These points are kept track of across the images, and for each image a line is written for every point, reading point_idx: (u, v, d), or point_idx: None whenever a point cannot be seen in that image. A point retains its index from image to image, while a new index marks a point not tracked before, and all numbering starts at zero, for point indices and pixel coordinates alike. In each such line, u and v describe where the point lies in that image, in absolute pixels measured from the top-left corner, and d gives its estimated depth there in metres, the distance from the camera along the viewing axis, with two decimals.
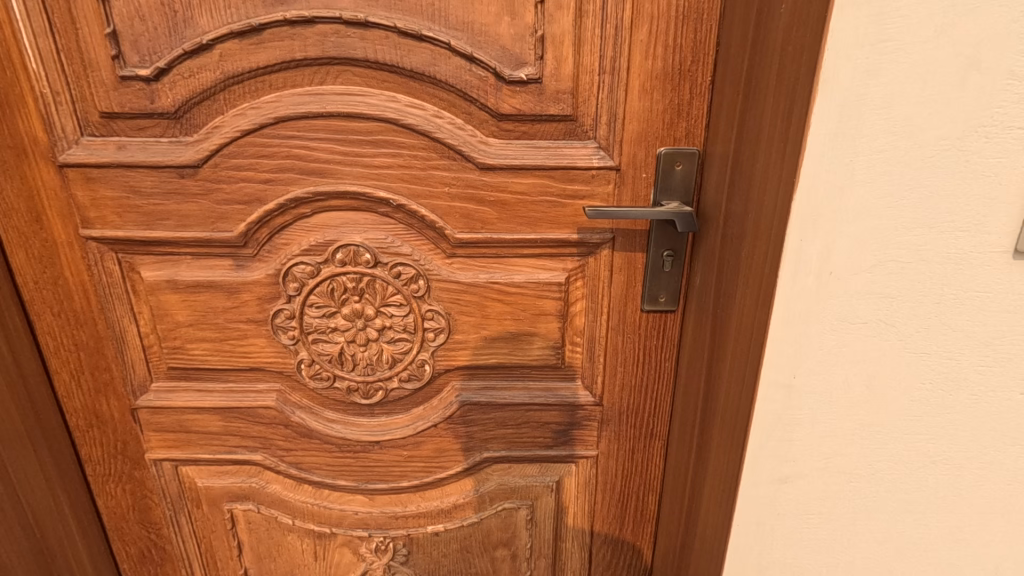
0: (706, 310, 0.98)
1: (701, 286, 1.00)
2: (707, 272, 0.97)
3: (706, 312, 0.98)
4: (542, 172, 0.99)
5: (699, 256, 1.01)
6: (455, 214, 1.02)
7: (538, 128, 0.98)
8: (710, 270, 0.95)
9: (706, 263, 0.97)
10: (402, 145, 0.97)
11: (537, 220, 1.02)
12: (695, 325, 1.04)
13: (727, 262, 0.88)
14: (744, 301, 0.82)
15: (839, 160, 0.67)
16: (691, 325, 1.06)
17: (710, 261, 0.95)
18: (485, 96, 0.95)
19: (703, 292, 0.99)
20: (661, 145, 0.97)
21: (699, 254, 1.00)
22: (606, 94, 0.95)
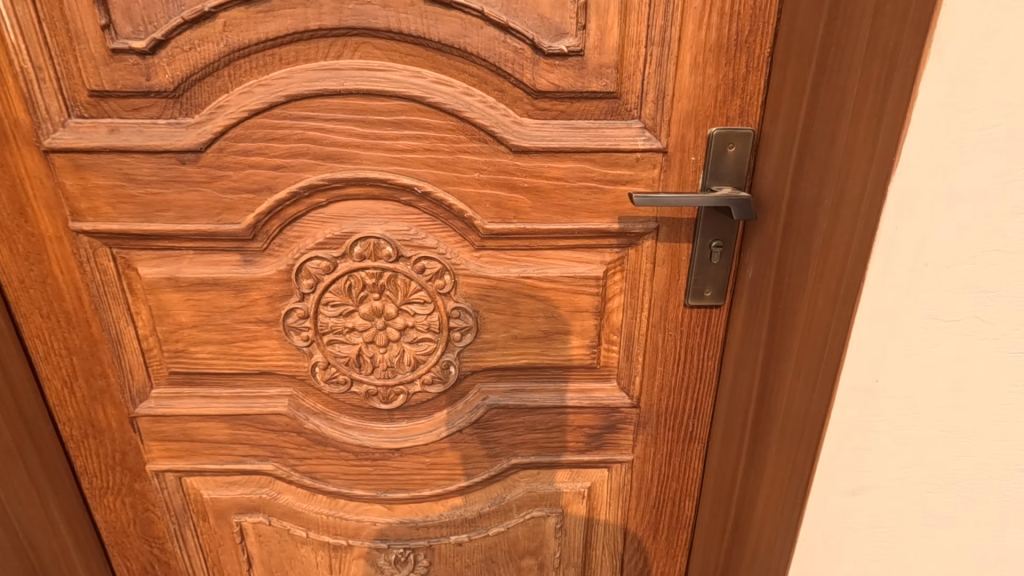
0: (761, 305, 0.90)
1: (754, 279, 0.92)
2: (762, 264, 0.89)
3: (761, 308, 0.90)
4: (582, 156, 0.90)
5: (751, 246, 0.93)
6: (485, 202, 0.93)
7: (577, 107, 0.89)
8: (767, 262, 0.88)
9: (760, 254, 0.90)
10: (428, 126, 0.88)
11: (575, 208, 0.94)
12: (745, 321, 0.96)
13: (792, 254, 0.80)
14: (816, 297, 0.74)
15: (943, 136, 0.59)
16: (740, 321, 0.99)
17: (767, 253, 0.87)
18: (520, 70, 0.86)
19: (756, 286, 0.91)
20: (712, 125, 0.89)
21: (752, 245, 0.92)
22: (654, 68, 0.86)
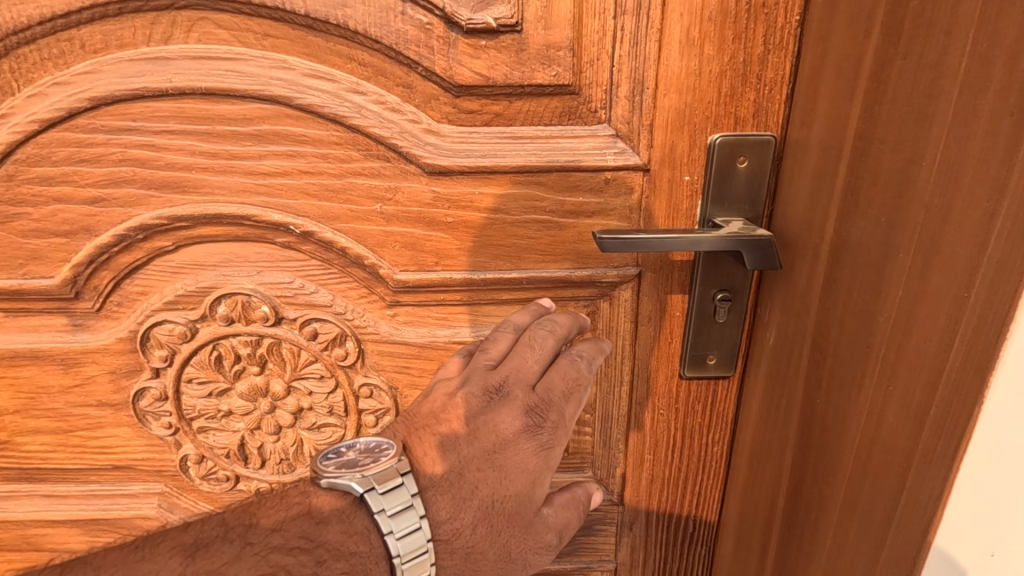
0: (784, 392, 0.62)
1: (775, 351, 0.64)
2: (788, 333, 0.61)
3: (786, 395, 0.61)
4: (527, 177, 0.63)
5: (769, 303, 0.64)
6: (394, 244, 0.66)
7: (518, 108, 0.62)
8: (795, 331, 0.59)
9: (782, 318, 0.62)
10: (303, 139, 0.61)
11: (520, 250, 0.67)
12: (762, 406, 0.68)
13: (835, 329, 0.51)
14: (884, 408, 0.46)
15: None
16: (754, 402, 0.71)
17: (795, 317, 0.59)
18: (430, 55, 0.58)
19: (777, 364, 0.63)
20: (714, 131, 0.61)
21: (772, 301, 0.64)
22: (625, 50, 0.59)
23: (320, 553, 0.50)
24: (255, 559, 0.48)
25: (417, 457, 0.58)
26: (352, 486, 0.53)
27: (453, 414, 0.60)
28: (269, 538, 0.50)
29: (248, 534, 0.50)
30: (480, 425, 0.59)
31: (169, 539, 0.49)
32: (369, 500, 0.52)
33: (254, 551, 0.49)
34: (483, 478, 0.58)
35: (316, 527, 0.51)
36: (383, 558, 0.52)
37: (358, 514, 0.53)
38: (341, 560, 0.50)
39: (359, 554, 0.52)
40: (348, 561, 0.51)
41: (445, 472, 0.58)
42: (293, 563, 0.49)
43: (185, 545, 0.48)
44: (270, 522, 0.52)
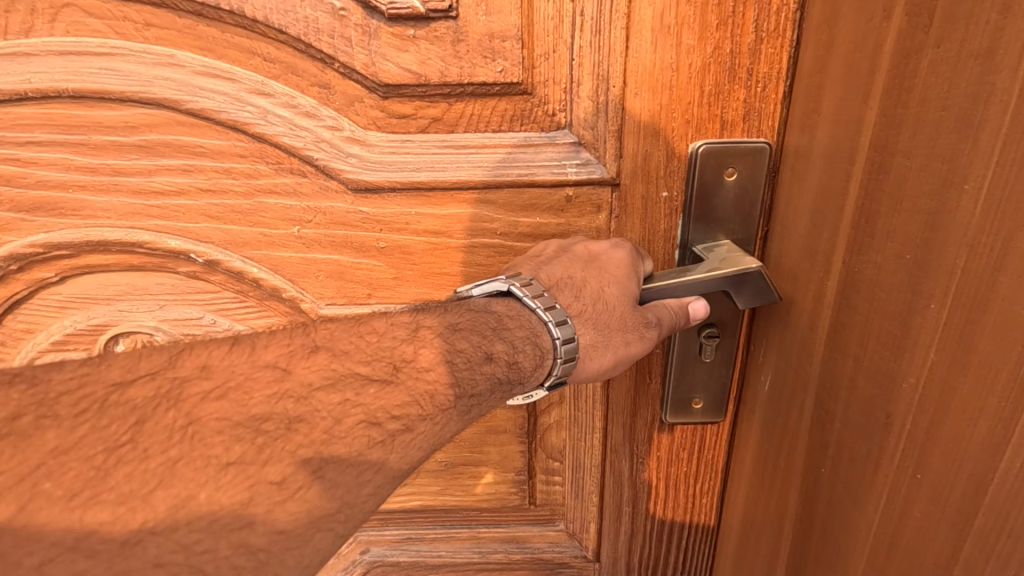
0: (780, 452, 0.51)
1: (771, 400, 0.53)
2: (786, 381, 0.50)
3: (782, 455, 0.51)
4: (473, 195, 0.53)
5: (766, 341, 0.54)
6: (318, 274, 0.55)
7: (459, 111, 0.51)
8: (793, 379, 0.48)
9: (779, 362, 0.51)
10: (199, 151, 0.51)
11: (469, 280, 0.56)
12: (755, 459, 0.57)
13: (845, 387, 0.41)
14: (911, 501, 0.35)
15: None
16: (746, 455, 0.60)
17: (794, 363, 0.48)
18: (347, 47, 0.48)
19: (774, 416, 0.52)
20: (696, 137, 0.51)
21: (769, 339, 0.53)
22: (587, 39, 0.48)
23: (492, 335, 0.46)
24: (443, 343, 0.45)
25: (534, 265, 0.50)
26: (493, 288, 0.49)
27: (547, 248, 0.52)
28: (448, 323, 0.46)
29: (422, 318, 0.46)
30: (578, 248, 0.51)
31: (385, 316, 0.46)
32: (520, 289, 0.48)
33: (444, 337, 0.45)
34: (602, 265, 0.49)
35: (484, 305, 0.49)
36: (545, 354, 0.48)
37: (501, 302, 0.49)
38: (509, 352, 0.47)
39: (521, 318, 0.48)
40: (510, 364, 0.47)
41: (562, 275, 0.49)
42: (467, 354, 0.45)
43: (403, 325, 0.46)
44: (448, 313, 0.47)
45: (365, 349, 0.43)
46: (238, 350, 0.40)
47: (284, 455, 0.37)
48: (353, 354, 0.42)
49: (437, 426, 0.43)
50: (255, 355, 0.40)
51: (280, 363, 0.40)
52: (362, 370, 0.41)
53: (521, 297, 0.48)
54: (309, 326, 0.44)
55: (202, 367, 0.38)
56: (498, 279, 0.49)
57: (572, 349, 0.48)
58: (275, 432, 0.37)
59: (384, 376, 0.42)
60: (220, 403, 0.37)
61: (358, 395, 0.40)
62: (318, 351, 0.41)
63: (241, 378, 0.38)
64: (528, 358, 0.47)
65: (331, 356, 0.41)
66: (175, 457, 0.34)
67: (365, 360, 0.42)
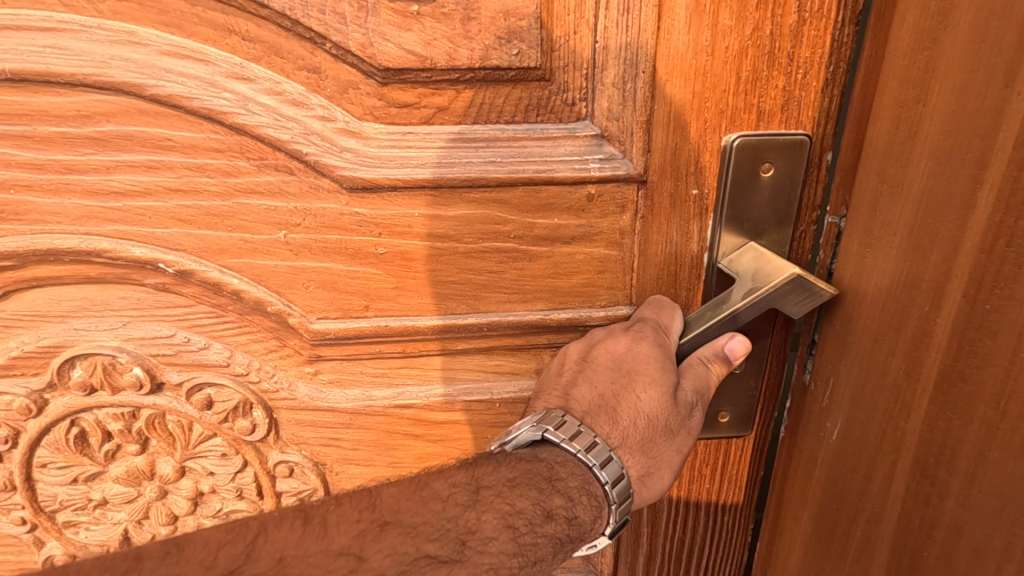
0: (862, 508, 0.45)
1: (841, 448, 0.47)
2: (868, 425, 0.44)
3: (866, 511, 0.44)
4: (485, 194, 0.47)
5: (833, 378, 0.47)
6: (307, 285, 0.49)
7: (468, 100, 0.45)
8: (876, 432, 0.43)
9: (856, 406, 0.45)
10: (167, 144, 0.44)
11: (479, 288, 0.51)
12: (815, 519, 0.50)
13: (987, 433, 0.35)
14: None
15: None
16: (793, 508, 0.54)
17: (884, 406, 0.42)
18: (340, 25, 0.41)
19: (848, 467, 0.46)
20: (731, 129, 0.46)
21: (838, 375, 0.46)
22: (614, 18, 0.43)
23: (546, 488, 0.45)
24: (500, 504, 0.44)
25: (564, 400, 0.49)
26: (529, 436, 0.48)
27: (569, 359, 0.51)
28: (503, 477, 0.46)
29: (479, 475, 0.46)
30: (598, 357, 0.49)
31: (444, 477, 0.46)
32: (554, 435, 0.47)
33: (502, 497, 0.45)
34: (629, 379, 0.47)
35: (531, 452, 0.48)
36: (601, 502, 0.47)
37: (545, 448, 0.48)
38: (568, 506, 0.46)
39: (571, 464, 0.47)
40: (570, 520, 0.46)
41: (590, 397, 0.49)
42: (526, 515, 0.44)
43: (463, 486, 0.46)
44: (500, 466, 0.47)
45: (432, 524, 0.42)
46: (311, 536, 0.40)
47: None
48: (420, 527, 0.42)
49: None
50: (329, 537, 0.40)
51: (354, 549, 0.40)
52: (428, 553, 0.41)
53: (558, 443, 0.47)
54: (373, 494, 0.45)
55: (280, 561, 0.39)
56: (530, 424, 0.48)
57: (622, 489, 0.47)
58: None
59: (451, 557, 0.41)
60: None
61: None
62: (386, 528, 0.42)
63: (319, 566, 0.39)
64: (586, 509, 0.46)
65: (400, 531, 0.42)
66: None
67: (432, 536, 0.42)
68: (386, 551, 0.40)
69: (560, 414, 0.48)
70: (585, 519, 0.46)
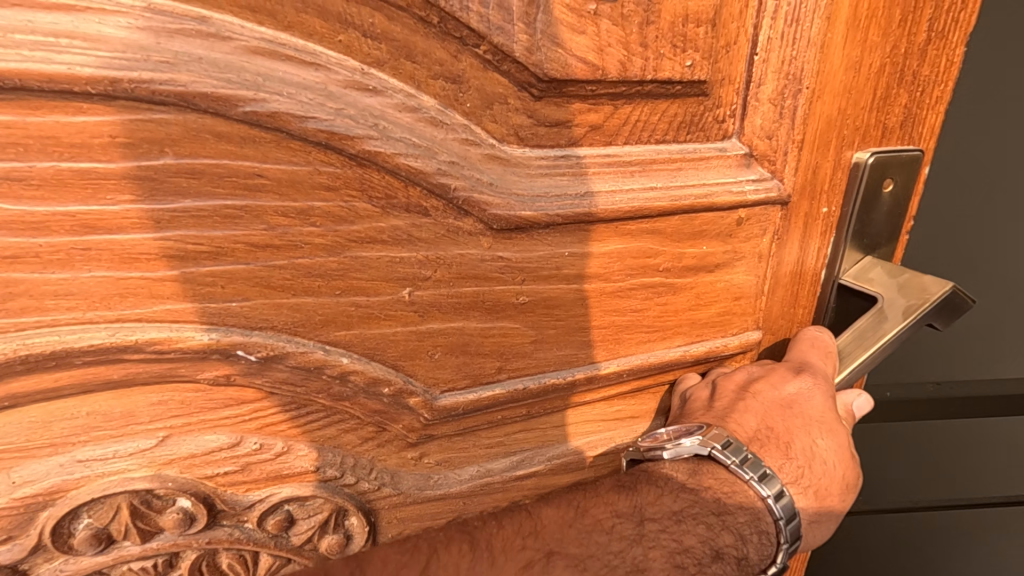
0: None
1: None
2: None
3: None
4: (640, 225, 0.41)
5: None
6: (433, 352, 0.38)
7: (626, 116, 0.39)
8: None
9: None
10: (255, 184, 0.30)
11: (620, 331, 0.44)
12: None
13: None
14: None
15: None
16: None
17: None
18: (504, 25, 0.32)
19: None
20: (862, 147, 0.46)
21: None
22: (776, 32, 0.40)
23: (715, 525, 0.41)
24: (669, 540, 0.40)
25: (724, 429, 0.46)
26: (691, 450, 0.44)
27: (725, 388, 0.47)
28: (669, 509, 0.41)
29: (642, 505, 0.42)
30: (763, 386, 0.47)
31: (604, 502, 0.42)
32: (722, 453, 0.43)
33: (668, 532, 0.41)
34: (801, 414, 0.46)
35: (693, 473, 0.44)
36: (771, 540, 0.42)
37: (708, 469, 0.44)
38: (737, 545, 0.41)
39: (739, 494, 0.43)
40: (739, 560, 0.41)
41: (756, 426, 0.46)
42: (694, 554, 0.40)
43: (626, 516, 0.41)
44: (663, 494, 0.42)
45: (600, 558, 0.40)
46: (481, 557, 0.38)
47: None
48: (588, 560, 0.39)
49: None
50: (498, 565, 0.38)
51: None
52: None
53: (725, 463, 0.43)
54: (534, 516, 0.41)
55: None
56: (699, 441, 0.43)
57: (795, 527, 0.43)
58: None
59: None
60: None
61: None
62: (555, 559, 0.39)
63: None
64: (756, 548, 0.42)
65: (568, 564, 0.39)
66: None
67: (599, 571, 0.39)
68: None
69: (726, 437, 0.44)
70: (752, 559, 0.42)
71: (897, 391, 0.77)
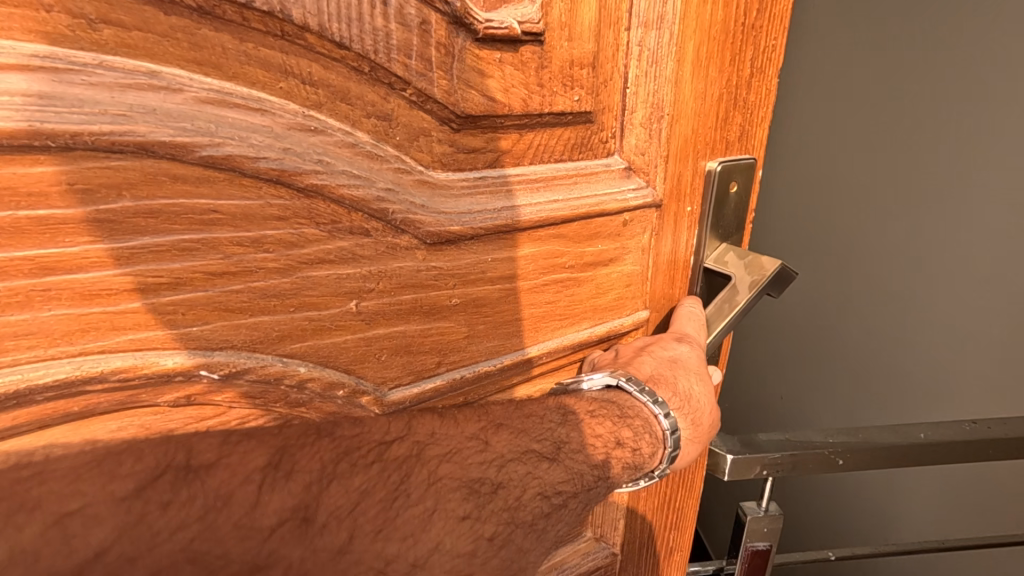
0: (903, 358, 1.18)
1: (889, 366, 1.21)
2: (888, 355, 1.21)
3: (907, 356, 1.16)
4: (546, 232, 0.49)
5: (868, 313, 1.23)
6: (380, 354, 0.43)
7: (529, 142, 0.46)
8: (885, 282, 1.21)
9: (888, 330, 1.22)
10: (211, 219, 0.33)
11: (537, 321, 0.52)
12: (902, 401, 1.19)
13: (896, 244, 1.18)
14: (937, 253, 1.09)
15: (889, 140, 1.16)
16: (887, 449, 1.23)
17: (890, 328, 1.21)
18: (426, 72, 0.38)
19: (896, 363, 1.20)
20: (712, 157, 0.58)
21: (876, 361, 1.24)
22: (641, 71, 0.50)
23: (618, 420, 0.50)
24: (584, 428, 0.49)
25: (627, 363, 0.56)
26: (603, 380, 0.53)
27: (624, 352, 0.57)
28: (583, 408, 0.50)
29: (564, 403, 0.50)
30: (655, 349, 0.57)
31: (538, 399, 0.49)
32: (627, 382, 0.52)
33: (584, 421, 0.49)
34: (684, 367, 0.56)
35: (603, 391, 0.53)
36: (658, 441, 0.52)
37: (616, 392, 0.53)
38: (634, 437, 0.51)
39: (638, 407, 0.52)
40: (635, 449, 0.51)
41: (651, 372, 0.55)
42: (602, 437, 0.49)
43: (551, 409, 0.49)
44: (579, 399, 0.51)
45: (535, 428, 0.46)
46: (446, 422, 0.43)
47: (494, 516, 0.42)
48: (527, 429, 0.46)
49: (575, 511, 0.47)
50: (461, 425, 0.43)
51: (481, 435, 0.44)
52: (537, 449, 0.45)
53: (629, 390, 0.52)
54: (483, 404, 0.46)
55: (432, 435, 0.42)
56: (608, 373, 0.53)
57: (677, 438, 0.53)
58: (486, 495, 0.42)
59: (550, 455, 0.46)
60: (450, 467, 0.41)
61: (535, 469, 0.45)
62: (502, 427, 0.45)
63: (458, 447, 0.42)
64: (648, 445, 0.51)
65: (512, 432, 0.45)
66: (404, 527, 0.38)
67: (537, 436, 0.46)
68: (507, 440, 0.45)
69: (627, 371, 0.54)
70: (643, 447, 0.51)
71: (930, 431, 0.65)
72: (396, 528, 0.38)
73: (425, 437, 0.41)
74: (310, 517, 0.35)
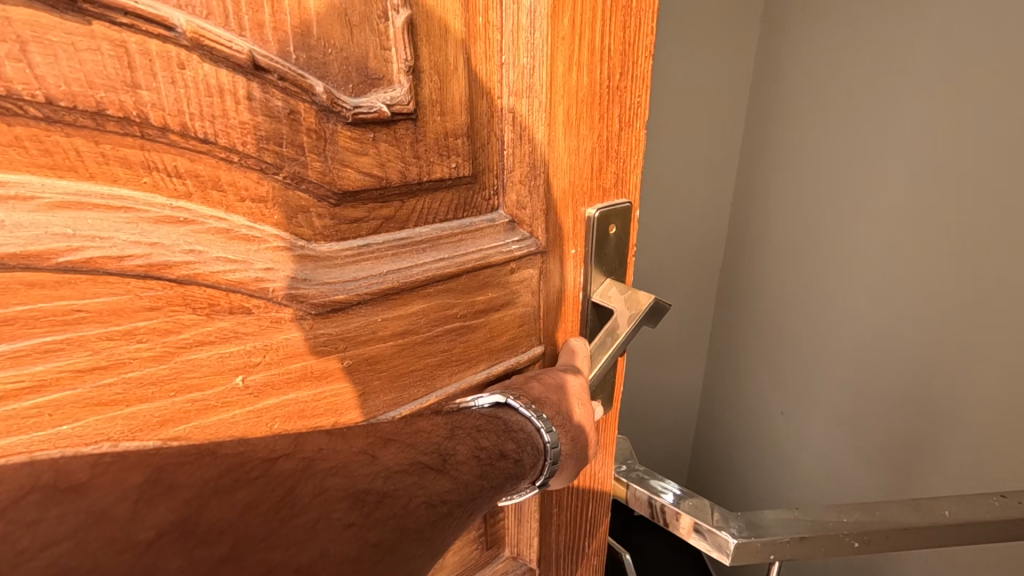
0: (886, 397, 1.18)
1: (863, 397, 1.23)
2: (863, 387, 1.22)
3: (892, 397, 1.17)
4: (435, 287, 0.52)
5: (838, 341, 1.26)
6: (271, 423, 0.45)
7: (411, 207, 0.49)
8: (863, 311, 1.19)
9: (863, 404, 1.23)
10: (75, 318, 0.33)
11: (434, 368, 0.55)
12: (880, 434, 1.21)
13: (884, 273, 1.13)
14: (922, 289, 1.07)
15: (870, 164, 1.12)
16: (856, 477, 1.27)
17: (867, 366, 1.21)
18: (298, 156, 0.40)
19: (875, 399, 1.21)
20: (591, 203, 0.63)
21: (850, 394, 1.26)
22: (514, 136, 0.54)
23: (502, 432, 0.55)
24: (472, 440, 0.53)
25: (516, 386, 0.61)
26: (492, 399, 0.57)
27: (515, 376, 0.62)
28: (472, 424, 0.54)
29: (455, 420, 0.54)
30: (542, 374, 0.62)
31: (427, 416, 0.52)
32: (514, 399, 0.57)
33: (472, 434, 0.53)
34: (570, 394, 0.61)
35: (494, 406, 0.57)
36: (538, 451, 0.58)
37: (506, 408, 0.57)
38: (516, 449, 0.56)
39: (524, 422, 0.57)
40: (516, 460, 0.56)
41: (539, 392, 0.60)
42: (488, 451, 0.54)
43: (440, 423, 0.52)
44: (468, 411, 0.56)
45: (422, 440, 0.49)
46: (334, 437, 0.45)
47: (381, 521, 0.43)
48: (415, 442, 0.49)
49: (462, 516, 0.50)
50: (348, 440, 0.45)
51: (369, 449, 0.46)
52: (422, 459, 0.48)
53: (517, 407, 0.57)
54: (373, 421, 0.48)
55: (315, 454, 0.43)
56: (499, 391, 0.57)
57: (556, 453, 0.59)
58: (372, 504, 0.44)
59: (437, 466, 0.49)
60: (336, 479, 0.43)
61: (423, 480, 0.48)
62: (390, 441, 0.47)
63: (343, 461, 0.44)
64: (528, 455, 0.57)
65: (402, 446, 0.47)
66: (285, 530, 0.38)
67: (424, 449, 0.49)
68: (394, 453, 0.47)
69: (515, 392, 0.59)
70: (523, 458, 0.57)
71: (956, 509, 0.72)
72: (280, 536, 0.38)
73: (313, 452, 0.43)
74: (190, 530, 0.35)
